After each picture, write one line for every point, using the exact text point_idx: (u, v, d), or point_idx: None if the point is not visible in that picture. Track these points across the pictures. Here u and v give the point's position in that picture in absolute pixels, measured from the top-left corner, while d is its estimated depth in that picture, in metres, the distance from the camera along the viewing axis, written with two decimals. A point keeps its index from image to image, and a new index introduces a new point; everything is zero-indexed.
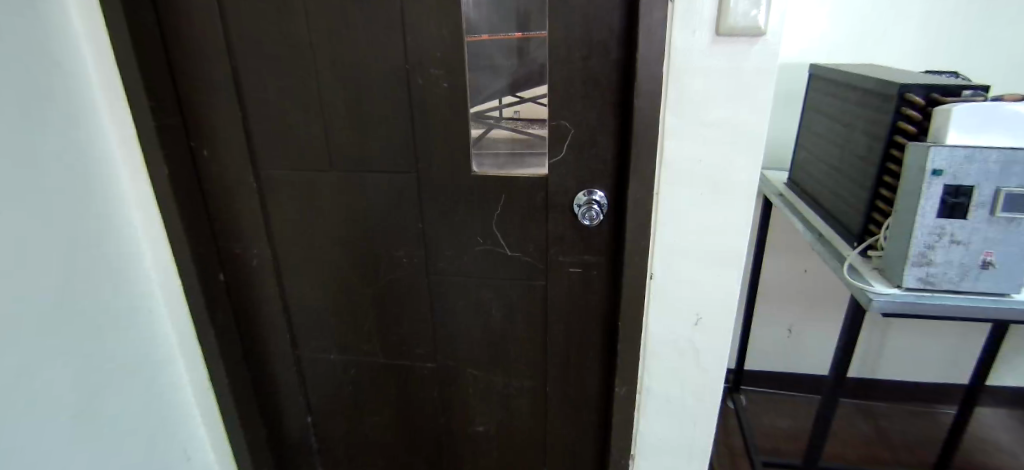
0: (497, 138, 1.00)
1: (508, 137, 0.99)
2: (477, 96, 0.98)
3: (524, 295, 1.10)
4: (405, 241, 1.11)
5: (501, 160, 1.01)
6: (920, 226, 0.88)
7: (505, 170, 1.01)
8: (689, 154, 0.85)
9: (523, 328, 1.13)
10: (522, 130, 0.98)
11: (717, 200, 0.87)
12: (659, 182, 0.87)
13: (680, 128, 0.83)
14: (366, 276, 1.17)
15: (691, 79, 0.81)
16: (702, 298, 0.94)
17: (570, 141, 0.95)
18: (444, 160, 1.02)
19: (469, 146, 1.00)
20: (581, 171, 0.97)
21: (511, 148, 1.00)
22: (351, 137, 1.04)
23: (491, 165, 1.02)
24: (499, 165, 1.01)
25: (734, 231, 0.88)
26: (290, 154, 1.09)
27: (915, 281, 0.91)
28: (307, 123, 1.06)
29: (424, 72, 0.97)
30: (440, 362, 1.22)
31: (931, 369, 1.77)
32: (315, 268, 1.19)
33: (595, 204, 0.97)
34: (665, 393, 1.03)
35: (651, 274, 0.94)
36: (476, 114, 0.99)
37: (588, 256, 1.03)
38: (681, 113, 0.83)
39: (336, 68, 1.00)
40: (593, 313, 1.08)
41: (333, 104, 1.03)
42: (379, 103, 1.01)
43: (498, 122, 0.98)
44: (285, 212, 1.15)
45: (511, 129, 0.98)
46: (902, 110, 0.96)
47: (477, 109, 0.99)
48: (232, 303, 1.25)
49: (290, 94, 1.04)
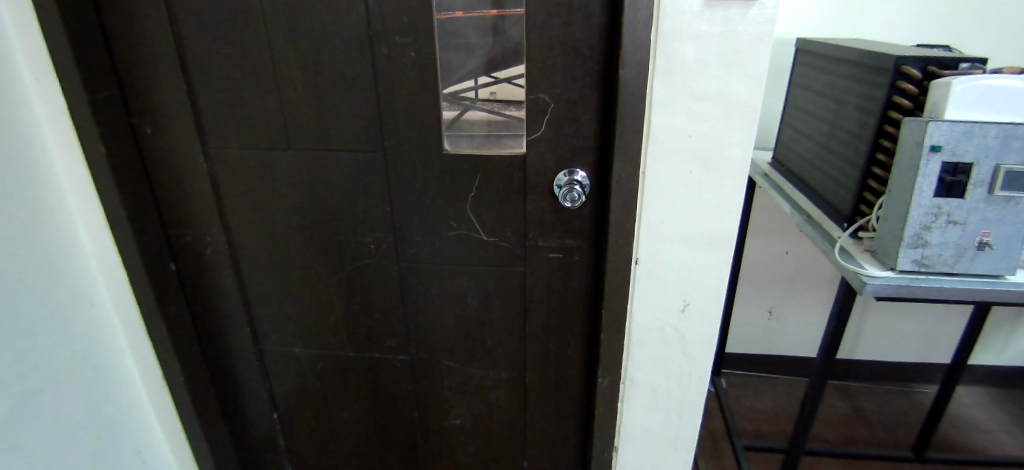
0: (476, 120, 0.92)
1: (484, 118, 0.92)
2: (446, 76, 0.90)
3: (500, 283, 1.03)
4: (374, 226, 1.03)
5: (478, 140, 0.93)
6: (917, 204, 0.83)
7: (482, 150, 0.93)
8: (678, 129, 0.78)
9: (501, 317, 1.07)
10: (499, 113, 0.91)
11: (708, 180, 0.81)
12: (645, 160, 0.81)
13: (668, 101, 0.77)
14: (331, 265, 1.09)
15: (681, 46, 0.74)
16: (690, 284, 0.88)
17: (549, 116, 0.88)
18: (412, 137, 0.94)
19: (439, 124, 0.92)
20: (561, 150, 0.90)
21: (487, 131, 0.93)
22: (311, 113, 0.95)
23: (467, 146, 0.94)
24: (476, 145, 0.93)
25: (725, 212, 0.82)
26: (243, 131, 0.99)
27: (910, 264, 0.87)
28: (261, 95, 0.96)
29: (389, 39, 0.87)
30: (412, 354, 1.15)
31: (909, 348, 1.77)
32: (275, 257, 1.10)
33: (577, 184, 0.90)
34: (650, 383, 0.98)
35: (636, 258, 0.88)
36: (445, 96, 0.91)
37: (568, 240, 0.96)
38: (669, 84, 0.76)
39: (291, 34, 0.90)
40: (575, 300, 1.02)
41: (288, 75, 0.93)
42: (340, 73, 0.91)
43: (474, 104, 0.92)
44: (240, 195, 1.05)
45: (488, 112, 0.92)
46: (898, 83, 0.91)
47: (446, 91, 0.91)
48: (186, 295, 1.15)
49: (241, 64, 0.94)
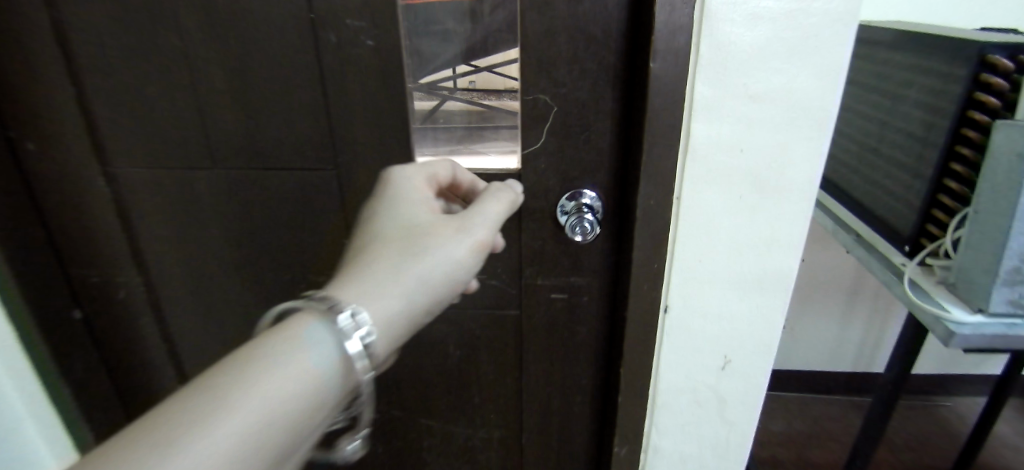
0: (456, 112, 0.73)
1: (465, 110, 0.73)
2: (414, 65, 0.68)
3: (490, 328, 0.83)
4: (330, 261, 0.82)
5: (459, 136, 0.74)
6: (1017, 233, 0.65)
7: (474, 148, 0.73)
8: (727, 143, 0.58)
9: (490, 368, 0.87)
10: (480, 101, 0.72)
11: (762, 208, 0.61)
12: (681, 184, 0.61)
13: (715, 105, 0.56)
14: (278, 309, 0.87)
15: (735, 32, 0.53)
16: (732, 336, 0.69)
17: (551, 123, 0.67)
18: (373, 149, 0.72)
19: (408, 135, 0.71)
20: (566, 168, 0.69)
21: (469, 124, 0.73)
22: (238, 122, 0.73)
23: (444, 146, 0.74)
24: (457, 141, 0.74)
25: (782, 249, 0.63)
26: (153, 144, 0.76)
27: (1004, 305, 0.69)
28: (172, 99, 0.73)
29: (336, 24, 0.65)
30: (382, 412, 0.94)
31: (932, 361, 1.63)
32: (207, 298, 0.87)
33: (587, 210, 0.70)
34: (677, 451, 0.79)
35: (666, 306, 0.68)
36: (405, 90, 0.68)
37: (575, 278, 0.76)
38: (715, 84, 0.55)
39: (206, 16, 0.67)
40: (582, 348, 0.82)
41: (206, 71, 0.70)
42: (274, 68, 0.69)
43: (452, 94, 0.72)
44: (156, 225, 0.82)
45: (468, 102, 0.72)
46: (980, 76, 0.72)
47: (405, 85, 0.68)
48: (98, 347, 0.93)
49: (142, 58, 0.71)
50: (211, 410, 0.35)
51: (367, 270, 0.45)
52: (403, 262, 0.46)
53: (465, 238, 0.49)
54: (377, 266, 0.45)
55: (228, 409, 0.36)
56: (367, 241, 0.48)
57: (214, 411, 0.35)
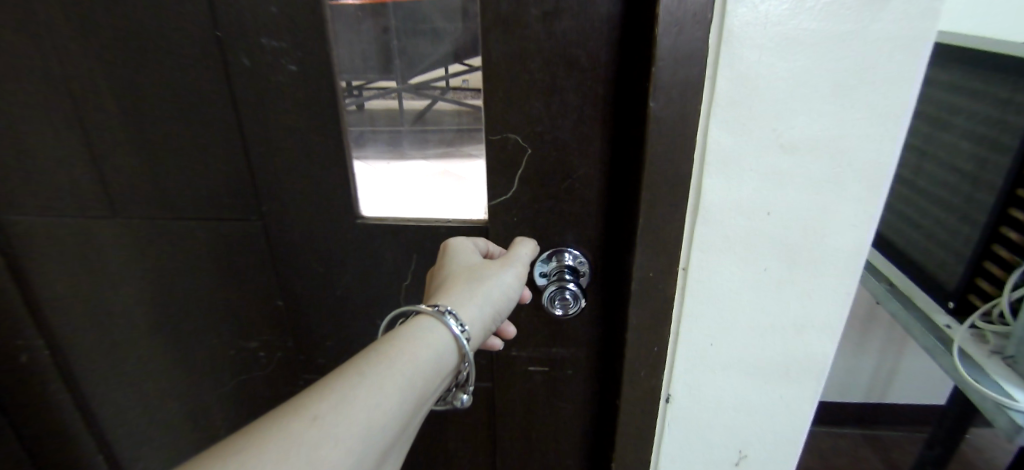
0: (448, 112, 0.56)
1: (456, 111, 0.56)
2: (343, 96, 0.54)
3: (457, 403, 0.69)
4: (263, 324, 0.68)
5: (448, 137, 0.58)
6: None
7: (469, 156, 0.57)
8: (747, 204, 0.44)
9: (458, 445, 0.73)
10: (465, 103, 0.55)
11: (791, 282, 0.48)
12: (687, 252, 0.47)
13: (733, 156, 0.43)
14: (207, 373, 0.74)
15: (762, 62, 0.39)
16: (749, 429, 0.56)
17: (524, 168, 0.53)
18: (305, 196, 0.58)
19: (383, 141, 0.58)
20: (544, 222, 0.55)
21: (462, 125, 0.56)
22: (139, 161, 0.59)
23: (434, 147, 0.59)
24: (450, 142, 0.58)
25: (815, 331, 0.50)
26: (39, 186, 0.62)
27: None
28: (56, 132, 0.58)
29: (249, 43, 0.51)
30: None
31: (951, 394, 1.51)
32: (121, 364, 0.73)
33: (569, 275, 0.56)
34: None
35: (667, 394, 0.55)
36: (358, 106, 0.55)
37: (556, 349, 0.62)
38: (734, 130, 0.42)
39: (84, 30, 0.53)
40: (567, 427, 0.68)
41: (95, 99, 0.56)
42: (175, 98, 0.55)
43: (443, 95, 0.56)
44: (51, 280, 0.68)
45: (454, 103, 0.55)
46: None
47: (349, 112, 0.55)
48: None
49: (13, 83, 0.56)
50: (374, 390, 0.35)
51: (450, 289, 0.45)
52: (473, 286, 0.46)
53: (514, 268, 0.50)
54: (450, 295, 0.45)
55: (388, 390, 0.36)
56: (434, 286, 0.48)
57: (380, 392, 0.35)
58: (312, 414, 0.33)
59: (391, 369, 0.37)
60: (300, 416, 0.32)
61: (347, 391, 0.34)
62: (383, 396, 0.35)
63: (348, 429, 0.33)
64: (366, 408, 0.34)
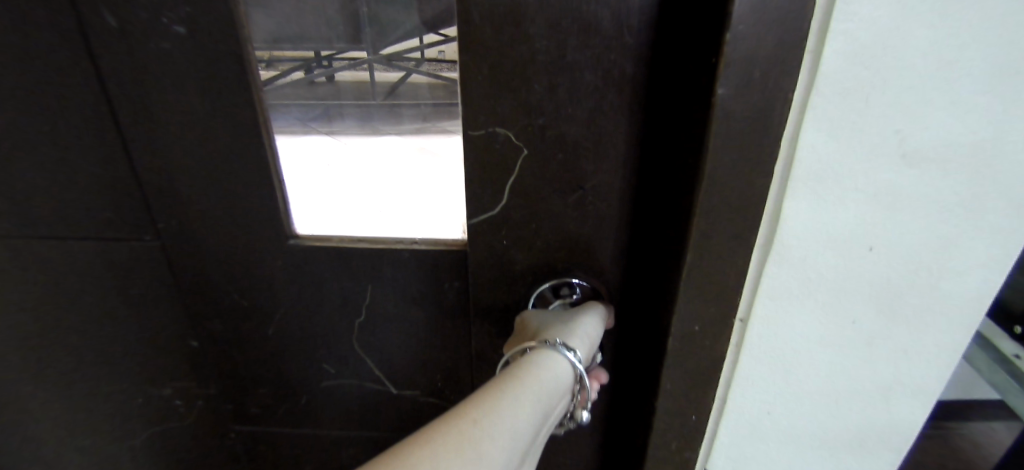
0: (428, 85, 0.40)
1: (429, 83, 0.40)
2: (310, 67, 0.40)
3: None
4: (171, 373, 0.51)
5: (425, 112, 0.41)
6: None
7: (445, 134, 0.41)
8: (842, 235, 0.31)
9: None
10: (447, 74, 0.39)
11: (889, 335, 0.35)
12: (750, 299, 0.34)
13: (830, 168, 0.29)
14: (92, 444, 0.55)
15: (890, 28, 0.26)
16: None
17: (517, 177, 0.38)
18: (217, 210, 0.43)
19: (357, 117, 0.43)
20: (544, 248, 0.41)
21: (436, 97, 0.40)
22: None
23: (407, 123, 0.42)
24: (422, 116, 0.42)
25: (905, 396, 0.38)
26: None
27: None
28: None
29: None
30: None
31: None
32: None
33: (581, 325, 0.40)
34: None
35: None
36: (329, 79, 0.41)
37: None
38: (839, 130, 0.28)
39: None
40: None
41: None
42: (11, 70, 0.38)
43: (420, 67, 0.40)
44: None
45: (432, 73, 0.40)
46: None
47: (316, 86, 0.41)
48: None
49: None
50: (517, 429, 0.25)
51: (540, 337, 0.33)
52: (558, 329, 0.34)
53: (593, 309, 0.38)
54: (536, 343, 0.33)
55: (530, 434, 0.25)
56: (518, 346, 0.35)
57: (542, 405, 0.27)
58: (469, 416, 0.24)
59: (543, 385, 0.28)
60: (465, 415, 0.24)
61: (511, 397, 0.26)
62: (542, 412, 0.27)
63: (518, 440, 0.24)
64: (533, 419, 0.26)
